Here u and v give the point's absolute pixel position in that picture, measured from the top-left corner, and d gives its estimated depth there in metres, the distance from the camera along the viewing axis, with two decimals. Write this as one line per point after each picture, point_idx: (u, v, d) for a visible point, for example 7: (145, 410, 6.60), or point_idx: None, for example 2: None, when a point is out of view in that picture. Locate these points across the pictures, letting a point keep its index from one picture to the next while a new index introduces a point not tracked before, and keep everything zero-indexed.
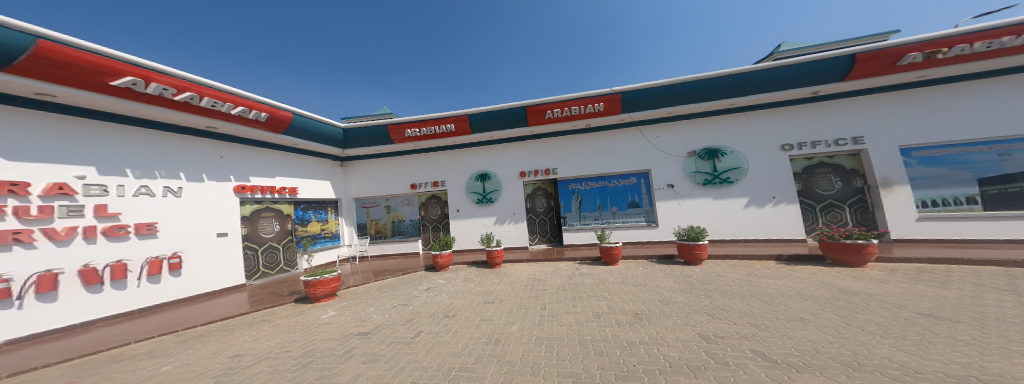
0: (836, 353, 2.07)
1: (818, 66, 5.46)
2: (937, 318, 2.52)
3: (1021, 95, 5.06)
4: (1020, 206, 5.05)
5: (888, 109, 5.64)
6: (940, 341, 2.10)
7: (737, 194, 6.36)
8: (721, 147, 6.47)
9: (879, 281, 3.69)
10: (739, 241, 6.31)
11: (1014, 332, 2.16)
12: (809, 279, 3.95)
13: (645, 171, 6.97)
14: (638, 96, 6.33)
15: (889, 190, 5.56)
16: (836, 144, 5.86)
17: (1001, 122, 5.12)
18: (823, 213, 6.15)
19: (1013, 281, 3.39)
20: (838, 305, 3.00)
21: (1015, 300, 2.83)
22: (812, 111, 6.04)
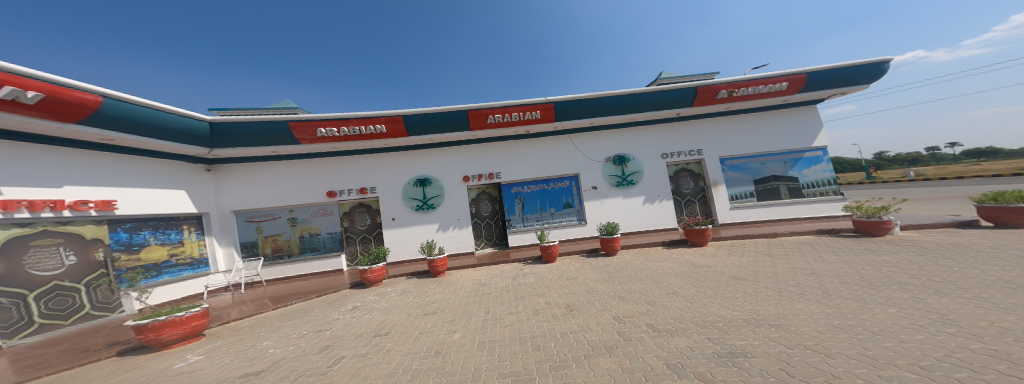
0: (702, 323, 2.89)
1: (676, 94, 7.29)
2: (739, 281, 3.85)
3: (779, 127, 8.00)
4: (769, 198, 8.03)
5: (717, 130, 8.02)
6: (755, 308, 3.14)
7: (640, 193, 7.86)
8: (626, 154, 7.87)
9: (714, 256, 5.30)
10: (642, 231, 7.83)
11: (770, 293, 3.54)
12: (684, 261, 5.19)
13: (575, 174, 7.82)
14: (564, 107, 7.13)
15: (716, 188, 7.97)
16: (689, 154, 7.96)
17: (767, 143, 7.99)
18: (685, 207, 8.20)
19: (776, 252, 5.43)
20: (696, 279, 4.23)
21: (776, 266, 4.59)
22: (676, 129, 7.99)
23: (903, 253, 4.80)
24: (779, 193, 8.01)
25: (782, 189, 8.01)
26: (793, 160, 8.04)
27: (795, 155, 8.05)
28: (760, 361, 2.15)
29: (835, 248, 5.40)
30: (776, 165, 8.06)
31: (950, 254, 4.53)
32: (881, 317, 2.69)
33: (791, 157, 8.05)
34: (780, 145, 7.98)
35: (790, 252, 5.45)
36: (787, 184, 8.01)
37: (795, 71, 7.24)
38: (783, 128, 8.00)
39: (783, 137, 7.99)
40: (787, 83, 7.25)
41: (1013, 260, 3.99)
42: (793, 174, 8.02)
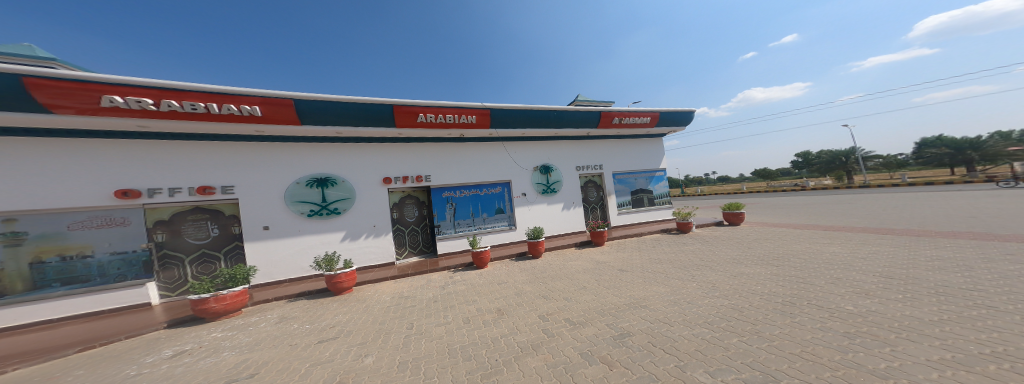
0: (607, 315, 3.50)
1: (587, 116, 8.59)
2: (625, 280, 4.89)
3: (650, 151, 10.54)
4: (637, 206, 10.28)
5: (613, 150, 9.87)
6: (636, 296, 4.12)
7: (561, 200, 8.79)
8: (551, 165, 8.69)
9: (617, 257, 6.44)
10: (562, 234, 8.75)
11: (650, 284, 4.60)
12: (589, 258, 6.41)
13: (507, 181, 8.08)
14: (500, 114, 7.33)
15: (608, 197, 9.72)
16: (594, 168, 9.48)
17: (641, 163, 10.34)
18: (591, 213, 9.66)
19: (650, 248, 7.07)
20: (604, 277, 5.04)
21: (655, 261, 5.97)
22: (586, 146, 9.41)
23: (711, 243, 7.20)
24: (643, 201, 10.36)
25: (643, 197, 10.37)
26: (651, 178, 10.54)
27: (652, 174, 10.59)
28: (638, 340, 2.84)
29: (676, 242, 7.61)
30: (641, 180, 10.37)
31: (731, 242, 7.09)
32: (703, 295, 3.97)
33: (650, 175, 10.53)
34: (648, 165, 10.47)
35: (659, 247, 7.18)
36: (647, 195, 10.44)
37: (655, 110, 9.67)
38: (651, 153, 10.56)
39: (651, 160, 10.54)
40: (650, 118, 9.57)
41: (763, 247, 6.49)
42: (650, 187, 10.49)
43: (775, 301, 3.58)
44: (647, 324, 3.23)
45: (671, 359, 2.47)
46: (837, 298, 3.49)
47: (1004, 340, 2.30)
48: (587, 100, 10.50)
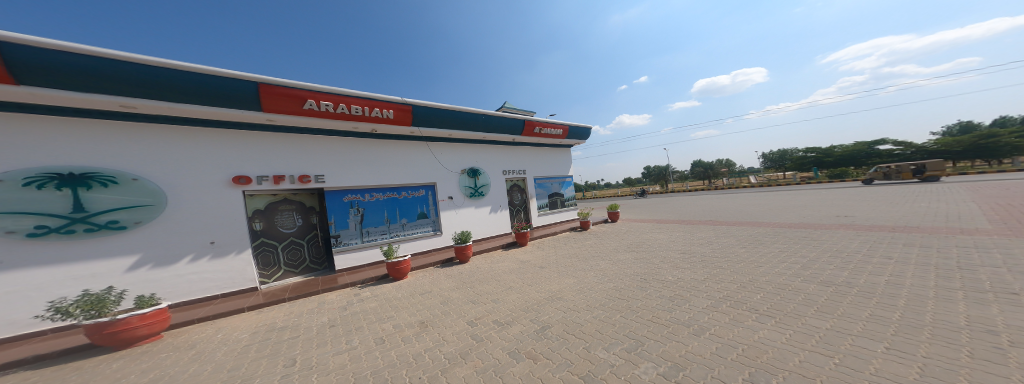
0: (529, 311, 3.70)
1: (512, 123, 9.04)
2: (545, 275, 5.31)
3: (563, 159, 11.89)
4: (553, 208, 11.42)
5: (535, 156, 10.70)
6: (552, 290, 4.51)
7: (489, 204, 8.87)
8: (479, 168, 8.72)
9: (539, 255, 6.95)
10: (488, 238, 8.81)
11: (567, 277, 5.13)
12: (514, 259, 6.69)
13: (432, 184, 7.66)
14: (424, 112, 6.94)
15: (530, 200, 10.42)
16: (519, 173, 10.01)
17: (556, 170, 11.56)
18: (516, 215, 10.10)
19: (565, 245, 7.94)
20: (528, 275, 5.33)
21: (570, 255, 6.72)
22: (512, 151, 9.89)
23: (606, 236, 8.70)
24: (558, 203, 11.59)
25: (558, 200, 11.61)
26: (564, 183, 11.90)
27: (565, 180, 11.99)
28: (556, 330, 3.10)
29: (582, 238, 8.84)
30: (557, 185, 11.59)
31: (620, 235, 8.77)
32: (606, 281, 4.68)
33: (563, 181, 11.88)
34: (561, 172, 11.80)
35: (572, 243, 8.15)
36: (561, 198, 11.73)
37: (568, 124, 11.02)
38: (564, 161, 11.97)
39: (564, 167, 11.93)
40: (564, 131, 10.84)
41: (644, 237, 8.21)
42: (564, 191, 11.83)
43: (651, 278, 4.57)
44: (564, 314, 3.58)
45: (583, 342, 2.81)
46: (685, 271, 4.75)
47: (770, 293, 3.56)
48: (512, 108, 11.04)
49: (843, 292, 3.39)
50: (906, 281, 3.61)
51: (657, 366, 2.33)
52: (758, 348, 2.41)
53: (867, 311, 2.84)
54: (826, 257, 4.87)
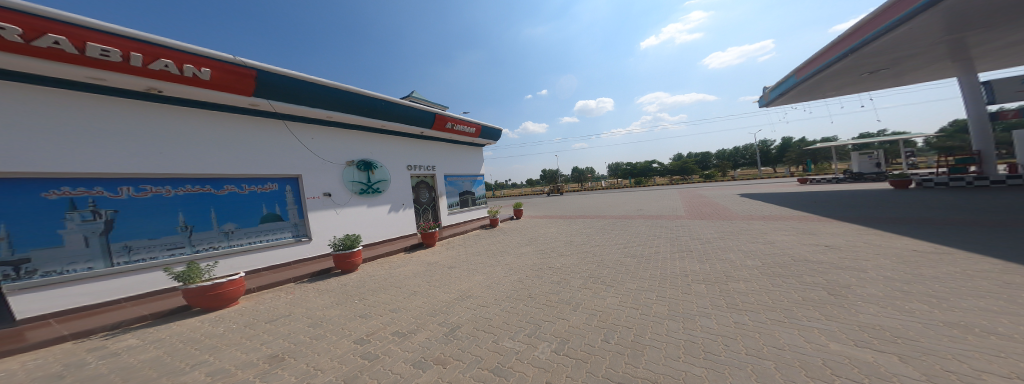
0: (436, 314, 3.45)
1: (419, 115, 8.37)
2: (452, 275, 5.12)
3: (474, 157, 11.95)
4: (465, 206, 11.29)
5: (446, 153, 10.34)
6: (460, 289, 4.37)
7: (385, 202, 7.94)
8: (373, 161, 7.70)
9: (445, 255, 6.69)
10: (386, 240, 7.90)
11: (477, 274, 5.11)
12: (420, 261, 6.18)
13: (293, 177, 6.08)
14: (285, 83, 5.57)
15: (440, 198, 9.93)
16: (426, 169, 9.39)
17: (467, 168, 11.51)
18: (423, 214, 9.41)
19: (475, 242, 7.97)
20: (434, 277, 5.03)
21: (480, 252, 6.76)
22: (421, 145, 9.24)
23: (513, 232, 9.25)
24: (469, 202, 11.53)
25: (469, 198, 11.55)
26: (475, 181, 11.96)
27: (477, 179, 12.08)
28: (466, 329, 2.99)
29: (491, 234, 9.09)
30: (468, 183, 11.51)
31: (525, 229, 9.52)
32: (511, 274, 4.90)
33: (474, 179, 11.92)
34: (473, 170, 11.84)
35: (482, 240, 8.26)
36: (472, 196, 11.71)
37: (481, 123, 11.14)
38: (476, 160, 12.07)
39: (475, 165, 12.02)
40: (477, 130, 10.88)
41: (545, 230, 9.22)
42: (475, 190, 11.89)
43: (550, 266, 5.08)
44: (473, 311, 3.51)
45: (491, 336, 2.80)
46: (575, 257, 5.53)
47: (630, 268, 4.55)
48: (421, 98, 10.25)
49: (672, 264, 4.68)
50: (701, 251, 5.34)
51: (551, 344, 2.57)
52: (609, 312, 3.11)
53: (685, 277, 4.04)
54: (658, 237, 6.71)
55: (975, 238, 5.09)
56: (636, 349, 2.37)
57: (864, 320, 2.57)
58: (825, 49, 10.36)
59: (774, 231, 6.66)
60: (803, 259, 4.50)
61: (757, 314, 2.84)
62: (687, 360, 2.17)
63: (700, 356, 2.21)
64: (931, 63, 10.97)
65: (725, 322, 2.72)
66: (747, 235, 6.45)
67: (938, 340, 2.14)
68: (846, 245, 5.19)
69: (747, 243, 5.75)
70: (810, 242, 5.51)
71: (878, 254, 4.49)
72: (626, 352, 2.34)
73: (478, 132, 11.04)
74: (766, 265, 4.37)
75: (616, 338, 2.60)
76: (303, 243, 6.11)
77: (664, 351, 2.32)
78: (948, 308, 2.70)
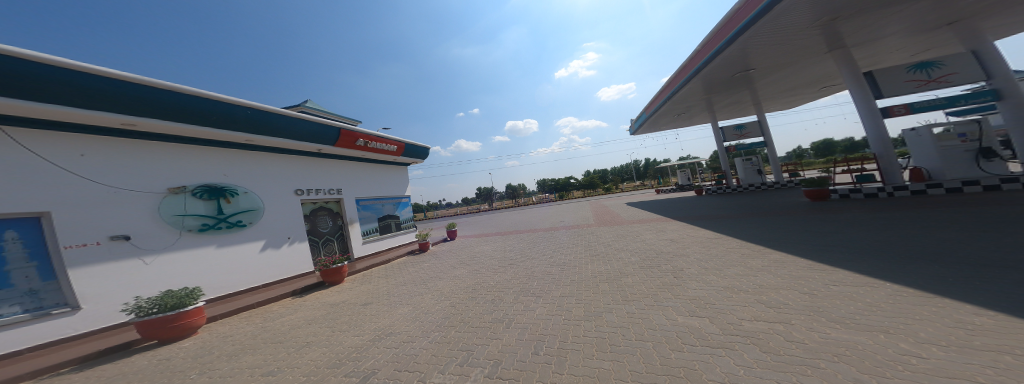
0: (343, 366, 2.82)
1: (314, 129, 7.27)
2: (361, 315, 4.40)
3: (396, 177, 11.18)
4: (388, 231, 10.38)
5: (350, 173, 9.14)
6: (378, 329, 3.75)
7: (252, 238, 6.27)
8: (228, 186, 6.04)
9: (349, 294, 5.66)
10: (256, 288, 6.22)
11: (396, 307, 4.53)
12: (317, 306, 5.13)
13: (32, 218, 3.98)
14: (58, 74, 3.81)
15: (352, 226, 8.83)
16: (329, 193, 8.29)
17: (388, 189, 10.71)
18: (323, 246, 8.12)
19: (393, 273, 7.03)
20: (337, 321, 4.24)
21: (400, 283, 5.99)
22: (316, 164, 8.04)
23: (444, 255, 8.68)
24: (394, 226, 10.66)
25: (394, 223, 10.72)
26: (401, 204, 11.26)
27: (402, 200, 11.38)
28: (385, 374, 2.57)
29: (416, 262, 8.23)
30: (391, 206, 10.71)
31: (455, 251, 9.06)
32: (439, 300, 4.55)
33: (399, 201, 11.19)
34: (396, 191, 11.10)
35: (401, 269, 7.38)
36: (397, 220, 10.87)
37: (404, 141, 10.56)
38: (397, 180, 11.34)
39: (397, 186, 11.28)
40: (399, 148, 10.29)
41: (471, 250, 8.97)
42: (400, 213, 11.11)
43: (482, 285, 4.99)
44: (394, 352, 3.05)
45: (418, 374, 2.50)
46: (509, 272, 5.64)
47: (552, 277, 4.97)
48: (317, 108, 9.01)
49: (587, 267, 5.37)
50: (607, 253, 6.35)
51: (484, 368, 2.48)
52: (538, 323, 3.26)
53: (600, 276, 4.70)
54: (574, 245, 7.63)
55: (747, 226, 7.90)
56: (561, 356, 2.57)
57: (691, 295, 3.69)
58: (657, 95, 14.77)
59: (655, 229, 8.59)
60: (669, 251, 5.99)
61: (647, 301, 3.54)
62: (600, 356, 2.52)
63: (608, 351, 2.60)
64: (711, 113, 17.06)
65: (622, 314, 3.28)
66: (639, 234, 8.09)
67: (723, 301, 3.51)
68: (691, 236, 7.23)
69: (636, 241, 7.22)
70: (668, 237, 7.36)
71: (699, 242, 6.47)
72: (554, 361, 2.50)
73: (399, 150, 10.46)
74: (649, 258, 5.59)
75: (544, 348, 2.74)
76: (53, 316, 3.96)
77: (583, 352, 2.60)
78: (726, 277, 4.25)
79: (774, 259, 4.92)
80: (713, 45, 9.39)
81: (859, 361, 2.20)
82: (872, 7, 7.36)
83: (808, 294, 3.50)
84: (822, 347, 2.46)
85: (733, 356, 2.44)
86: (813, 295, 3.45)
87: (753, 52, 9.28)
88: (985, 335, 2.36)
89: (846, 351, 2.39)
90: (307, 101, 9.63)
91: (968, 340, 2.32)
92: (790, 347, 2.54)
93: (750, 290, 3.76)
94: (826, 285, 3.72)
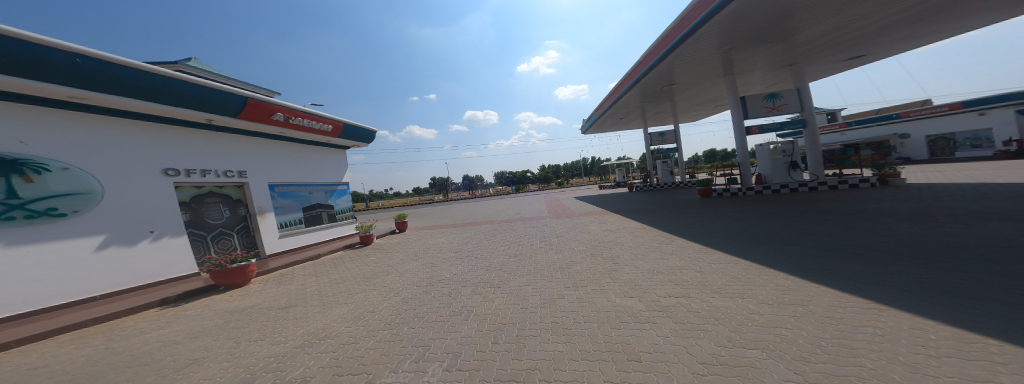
0: (261, 379, 2.37)
1: (204, 94, 5.92)
2: (283, 320, 3.74)
3: (321, 161, 10.02)
4: (316, 223, 9.47)
5: (252, 152, 7.61)
6: (310, 333, 3.26)
7: (84, 233, 4.68)
8: (32, 161, 4.35)
9: (265, 298, 4.73)
10: (94, 298, 4.74)
11: (331, 308, 3.99)
12: (218, 314, 4.14)
13: None
14: None
15: (262, 216, 7.70)
16: (224, 175, 6.90)
17: (312, 175, 9.54)
18: (215, 241, 6.84)
19: (326, 272, 6.13)
20: (249, 329, 3.52)
21: (337, 281, 5.28)
22: (199, 138, 6.50)
23: (392, 249, 7.99)
24: (323, 218, 9.77)
25: (324, 214, 9.83)
26: (332, 192, 10.37)
27: (333, 188, 10.45)
28: (320, 380, 2.28)
29: (356, 257, 7.34)
30: (320, 194, 9.77)
31: (404, 244, 8.42)
32: (387, 296, 4.20)
33: (330, 189, 10.29)
34: (323, 178, 10.04)
35: (335, 267, 6.47)
36: (327, 210, 9.99)
37: (339, 119, 9.56)
38: (324, 164, 10.14)
39: (325, 171, 10.13)
40: (331, 127, 9.31)
41: (420, 243, 8.42)
42: (331, 202, 10.22)
43: (437, 279, 4.78)
44: (331, 356, 2.70)
45: (366, 376, 2.30)
46: (465, 264, 5.54)
47: (508, 267, 5.09)
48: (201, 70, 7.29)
49: (542, 256, 5.66)
50: (559, 243, 6.81)
51: (443, 362, 2.42)
52: (496, 313, 3.33)
53: (554, 265, 5.05)
54: (529, 236, 7.93)
55: (666, 217, 9.48)
56: (520, 342, 2.70)
57: (626, 278, 4.29)
58: (605, 99, 16.36)
59: (598, 221, 9.59)
60: (610, 240, 6.77)
61: (593, 286, 3.97)
62: (554, 340, 2.74)
63: (561, 334, 2.85)
64: (642, 119, 19.76)
65: (573, 299, 3.60)
66: (585, 225, 8.89)
67: (649, 281, 4.18)
68: (626, 226, 8.32)
69: (584, 231, 7.93)
70: (608, 227, 8.31)
71: (633, 232, 7.48)
72: (512, 348, 2.60)
73: (332, 130, 9.44)
74: (594, 247, 6.20)
75: (503, 337, 2.82)
76: None
77: (539, 337, 2.78)
78: (650, 261, 5.06)
79: (685, 245, 6.06)
80: (648, 60, 10.91)
81: (730, 321, 2.93)
82: (753, 45, 9.49)
83: (704, 271, 4.43)
84: (716, 313, 3.14)
85: (656, 328, 2.95)
86: (707, 271, 4.39)
87: (674, 71, 11.14)
88: (799, 292, 3.41)
89: (730, 312, 3.13)
90: (187, 60, 7.71)
91: (793, 297, 3.30)
92: (694, 314, 3.19)
93: (667, 271, 4.56)
94: (716, 263, 4.78)
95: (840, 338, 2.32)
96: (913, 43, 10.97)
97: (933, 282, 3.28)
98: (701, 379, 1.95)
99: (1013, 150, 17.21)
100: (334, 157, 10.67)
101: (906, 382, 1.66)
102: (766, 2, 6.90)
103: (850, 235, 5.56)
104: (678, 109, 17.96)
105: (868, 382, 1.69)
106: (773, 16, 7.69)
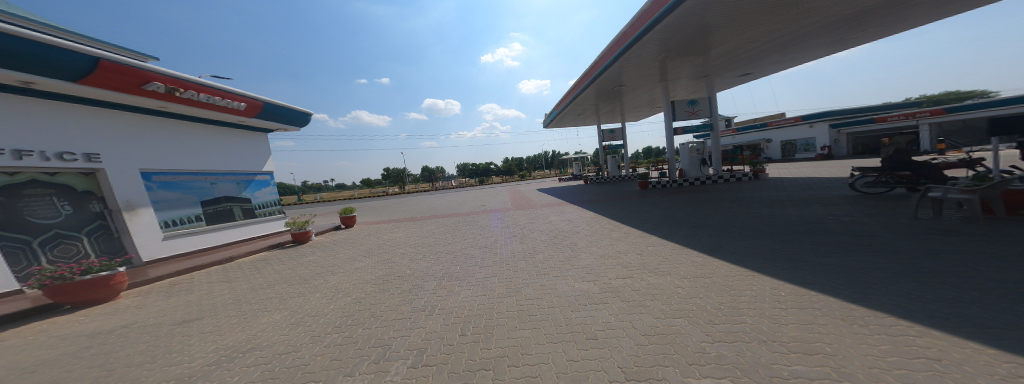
0: None
1: (24, 47, 4.31)
2: (191, 335, 3.04)
3: (228, 145, 8.32)
4: (224, 220, 8.08)
5: (105, 130, 5.81)
6: (228, 347, 2.71)
7: None
8: None
9: (161, 312, 3.79)
10: None
11: (259, 316, 3.36)
12: (87, 337, 3.18)
13: None
14: None
15: (133, 213, 6.12)
16: (60, 158, 5.19)
17: (210, 162, 7.84)
18: (48, 248, 5.27)
19: (250, 276, 5.17)
20: (138, 351, 2.77)
21: (266, 286, 4.48)
22: (11, 105, 4.72)
23: (336, 246, 7.10)
24: (234, 214, 8.36)
25: (236, 210, 8.42)
26: (249, 183, 8.88)
27: (249, 179, 8.92)
28: None
29: (288, 258, 6.35)
30: (229, 185, 8.30)
31: (351, 241, 7.59)
32: (335, 297, 3.73)
33: (245, 179, 8.79)
34: (231, 166, 8.39)
35: (262, 270, 5.50)
36: (241, 205, 8.58)
37: (255, 97, 8.05)
38: (233, 148, 8.44)
39: (233, 159, 8.44)
40: (245, 106, 7.79)
41: (372, 239, 7.70)
42: (247, 195, 8.76)
43: (394, 276, 4.39)
44: (261, 369, 2.27)
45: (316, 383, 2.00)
46: (427, 259, 5.23)
47: (471, 260, 4.94)
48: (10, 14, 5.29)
49: (507, 248, 5.64)
50: (522, 233, 6.88)
51: (406, 360, 2.24)
52: (463, 306, 3.21)
53: (518, 255, 5.08)
54: (493, 227, 7.88)
55: (617, 206, 10.35)
56: (487, 332, 2.65)
57: (584, 264, 4.54)
58: (563, 97, 17.05)
59: (558, 211, 10.00)
60: (569, 229, 7.10)
61: (556, 273, 4.11)
62: (521, 327, 2.76)
63: (527, 320, 2.88)
64: (595, 118, 21.16)
65: (537, 287, 3.67)
66: (546, 216, 9.18)
67: (603, 266, 4.51)
68: (583, 216, 8.82)
69: (545, 222, 8.17)
70: (567, 217, 8.72)
71: (589, 221, 7.99)
72: (481, 338, 2.54)
73: (245, 110, 7.91)
74: (556, 236, 6.43)
75: (471, 328, 2.74)
76: None
77: (506, 326, 2.77)
78: (604, 248, 5.45)
79: (632, 231, 6.68)
80: (601, 63, 11.68)
81: (664, 295, 3.33)
82: (681, 55, 10.79)
83: (645, 253, 4.97)
84: (658, 289, 3.52)
85: (610, 308, 3.19)
86: (647, 253, 4.93)
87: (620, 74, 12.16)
88: (718, 265, 4.04)
89: (672, 287, 3.53)
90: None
91: (716, 269, 3.90)
92: (644, 292, 3.52)
93: (620, 255, 4.96)
94: (658, 245, 5.37)
95: (734, 301, 2.83)
96: (784, 66, 13.79)
97: (786, 251, 4.25)
98: (646, 348, 2.15)
99: (825, 153, 24.38)
100: (250, 141, 8.99)
101: (773, 331, 2.10)
102: (693, 17, 7.80)
103: (753, 216, 6.79)
104: (625, 109, 19.64)
105: (757, 334, 2.08)
106: (697, 31, 8.78)
